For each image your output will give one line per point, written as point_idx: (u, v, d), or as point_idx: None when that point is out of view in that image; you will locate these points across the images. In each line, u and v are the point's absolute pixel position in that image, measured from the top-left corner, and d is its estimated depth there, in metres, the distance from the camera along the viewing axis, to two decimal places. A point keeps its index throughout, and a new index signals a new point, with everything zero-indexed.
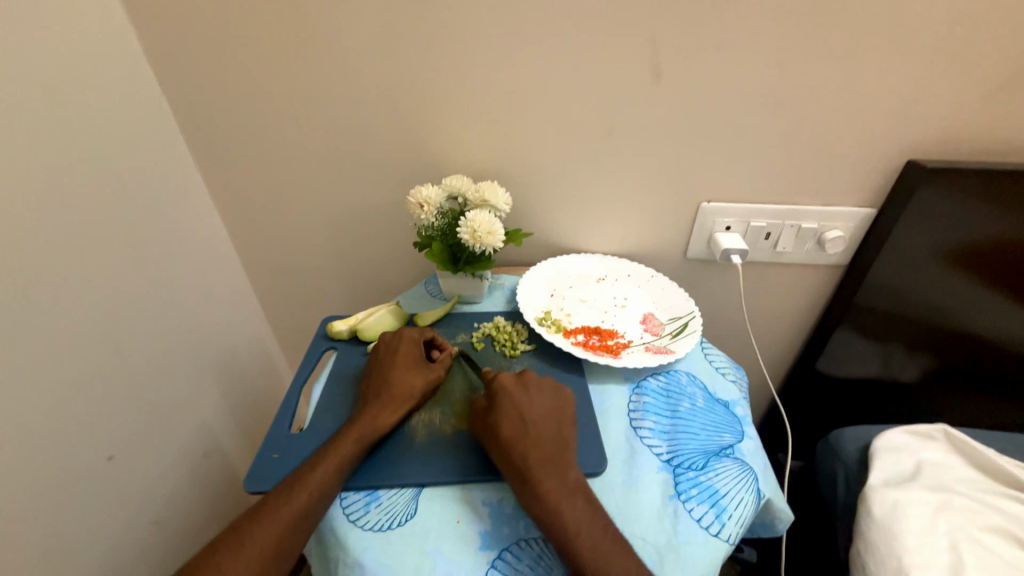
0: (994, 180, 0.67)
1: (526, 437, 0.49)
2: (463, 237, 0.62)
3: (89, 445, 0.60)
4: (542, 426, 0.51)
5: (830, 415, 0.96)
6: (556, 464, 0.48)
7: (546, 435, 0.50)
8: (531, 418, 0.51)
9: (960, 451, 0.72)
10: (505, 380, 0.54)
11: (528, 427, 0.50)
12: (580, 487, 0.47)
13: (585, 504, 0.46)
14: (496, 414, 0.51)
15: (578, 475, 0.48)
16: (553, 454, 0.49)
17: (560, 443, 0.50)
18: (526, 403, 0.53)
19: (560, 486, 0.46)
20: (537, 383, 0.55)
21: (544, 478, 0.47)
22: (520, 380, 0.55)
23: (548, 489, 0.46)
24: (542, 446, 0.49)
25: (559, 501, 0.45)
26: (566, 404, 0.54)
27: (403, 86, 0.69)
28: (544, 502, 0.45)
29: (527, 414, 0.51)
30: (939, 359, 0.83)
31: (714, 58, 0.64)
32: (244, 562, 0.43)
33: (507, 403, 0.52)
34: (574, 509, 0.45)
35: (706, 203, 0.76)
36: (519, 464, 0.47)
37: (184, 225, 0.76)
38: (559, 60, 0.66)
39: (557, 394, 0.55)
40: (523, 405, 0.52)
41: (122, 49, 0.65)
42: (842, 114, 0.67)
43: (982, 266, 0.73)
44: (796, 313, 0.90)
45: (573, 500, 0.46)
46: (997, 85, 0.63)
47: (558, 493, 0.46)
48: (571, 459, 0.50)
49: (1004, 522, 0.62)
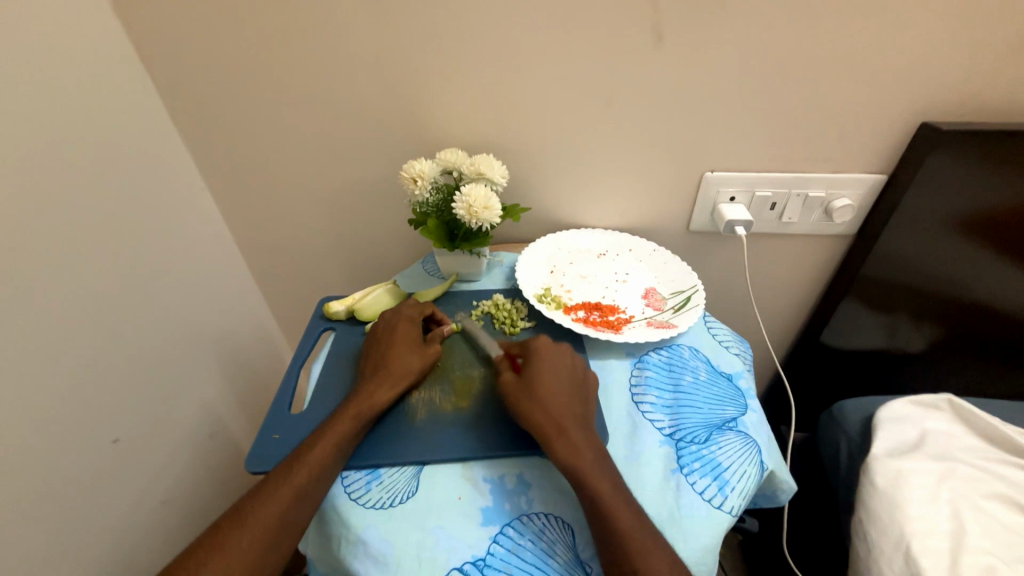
0: (1013, 143, 0.64)
1: (558, 397, 0.50)
2: (459, 213, 0.61)
3: (94, 432, 0.60)
4: (572, 388, 0.51)
5: (833, 387, 0.96)
6: (583, 423, 0.49)
7: (575, 396, 0.51)
8: (563, 379, 0.52)
9: (964, 420, 0.72)
10: (541, 344, 0.55)
11: (561, 388, 0.51)
12: (603, 448, 0.48)
13: (607, 463, 0.47)
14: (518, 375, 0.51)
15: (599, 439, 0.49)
16: (581, 414, 0.50)
17: (580, 404, 0.50)
18: (558, 366, 0.53)
19: (588, 444, 0.47)
20: (568, 350, 0.55)
21: (574, 434, 0.47)
22: (553, 345, 0.55)
23: (577, 445, 0.46)
24: (573, 406, 0.50)
25: (587, 457, 0.46)
26: (591, 372, 0.55)
27: (394, 56, 0.66)
28: (574, 456, 0.46)
29: (561, 376, 0.52)
30: (945, 329, 0.82)
31: (721, 17, 0.61)
32: (246, 540, 0.43)
33: (541, 363, 0.52)
34: (600, 465, 0.46)
35: (710, 173, 0.74)
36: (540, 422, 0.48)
37: (177, 208, 0.74)
38: (557, 23, 0.63)
39: (584, 362, 0.55)
40: (556, 368, 0.52)
41: (99, 22, 0.61)
42: (856, 75, 0.64)
43: (995, 233, 0.71)
44: (801, 285, 0.88)
45: (599, 458, 0.46)
46: (1021, 40, 0.60)
47: (586, 450, 0.46)
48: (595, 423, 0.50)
49: (1008, 490, 0.62)
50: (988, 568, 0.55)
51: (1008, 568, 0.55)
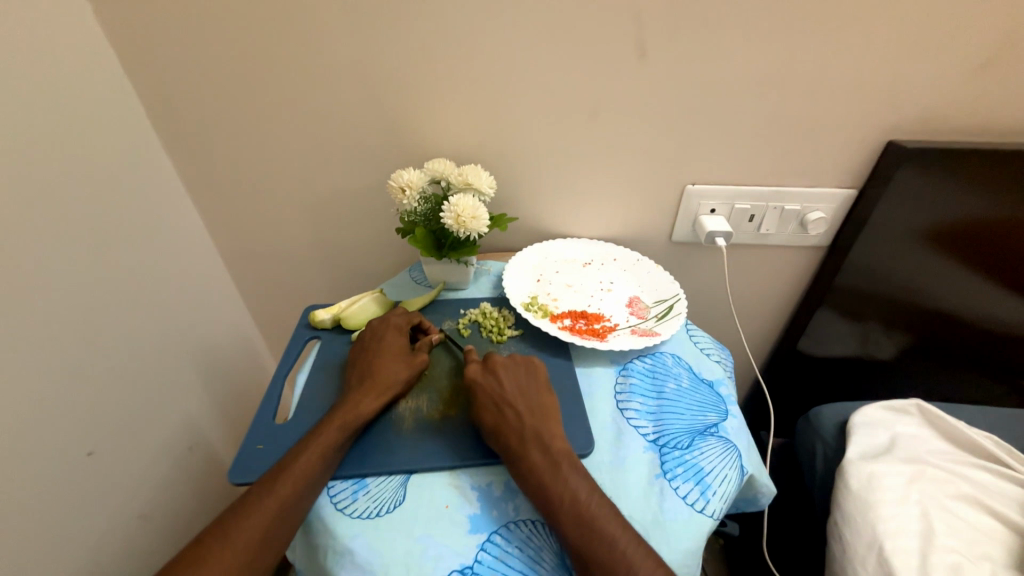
0: (970, 161, 0.68)
1: (503, 420, 0.50)
2: (447, 223, 0.61)
3: (67, 442, 0.58)
4: (518, 406, 0.51)
5: (810, 393, 0.99)
6: (535, 439, 0.49)
7: (522, 412, 0.51)
8: (506, 399, 0.52)
9: (931, 424, 0.75)
10: (472, 371, 0.55)
11: (504, 410, 0.51)
12: (564, 457, 0.47)
13: (572, 472, 0.46)
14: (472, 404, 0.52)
15: (563, 446, 0.49)
16: (534, 428, 0.50)
17: (540, 418, 0.51)
18: (499, 387, 0.53)
19: (543, 460, 0.47)
20: (504, 364, 0.55)
21: (525, 456, 0.47)
22: (486, 366, 0.55)
23: (531, 464, 0.47)
24: (520, 425, 0.50)
25: (543, 474, 0.46)
26: (538, 380, 0.55)
27: (382, 67, 0.67)
28: (528, 480, 0.46)
29: (501, 397, 0.52)
30: (913, 336, 0.86)
31: (700, 37, 0.63)
32: (229, 554, 0.42)
33: (480, 392, 0.53)
34: (559, 478, 0.46)
35: (691, 186, 0.76)
36: (500, 444, 0.49)
37: (159, 215, 0.73)
38: (543, 39, 0.64)
39: (528, 372, 0.55)
40: (496, 391, 0.53)
41: (82, 28, 0.61)
42: (826, 96, 0.67)
43: (957, 244, 0.75)
44: (779, 295, 0.91)
45: (558, 470, 0.46)
46: (975, 64, 0.64)
47: (542, 467, 0.46)
48: (554, 431, 0.50)
49: (972, 490, 0.65)
50: (955, 566, 0.57)
51: (973, 565, 0.58)
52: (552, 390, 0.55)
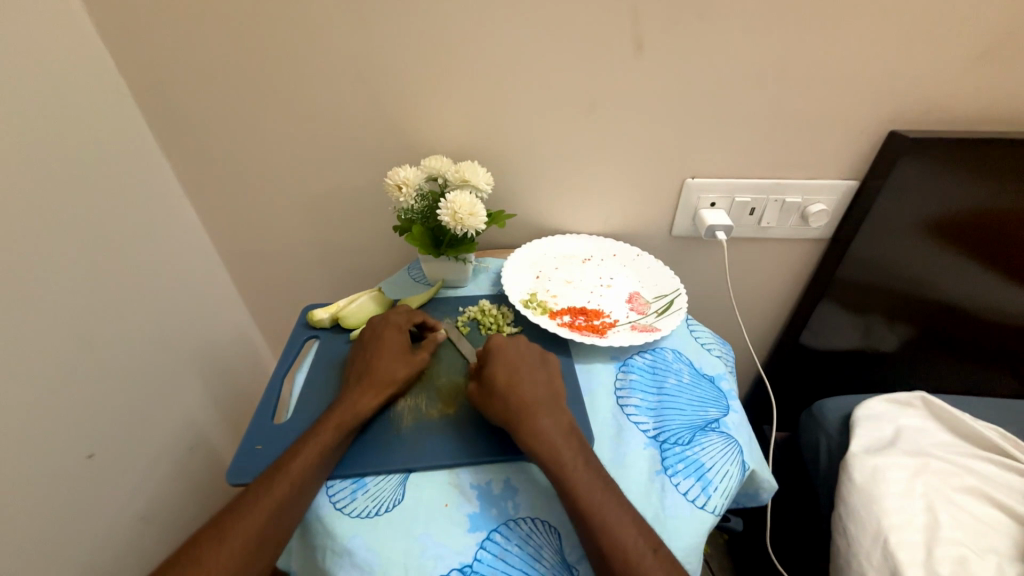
0: (974, 150, 0.67)
1: (521, 384, 0.52)
2: (444, 220, 0.61)
3: (67, 445, 0.58)
4: (535, 377, 0.53)
5: (813, 387, 0.98)
6: (550, 408, 0.50)
7: (539, 383, 0.53)
8: (525, 370, 0.54)
9: (935, 416, 0.74)
10: (499, 339, 0.56)
11: (524, 377, 0.52)
12: (573, 428, 0.49)
13: (580, 443, 0.48)
14: (491, 364, 0.53)
15: (571, 420, 0.51)
16: (548, 398, 0.51)
17: (554, 391, 0.53)
18: (521, 358, 0.55)
19: (556, 426, 0.49)
20: (529, 344, 0.58)
21: (541, 418, 0.49)
22: (511, 339, 0.57)
23: (545, 427, 0.48)
24: (537, 392, 0.51)
25: (555, 438, 0.47)
26: (554, 360, 0.57)
27: (377, 64, 0.66)
28: (541, 440, 0.47)
29: (522, 366, 0.54)
30: (917, 328, 0.85)
31: (698, 29, 0.62)
32: (227, 553, 0.42)
33: (503, 357, 0.54)
34: (569, 446, 0.47)
35: (691, 179, 0.76)
36: (513, 402, 0.50)
37: (156, 216, 0.73)
38: (540, 32, 0.64)
39: (547, 352, 0.57)
40: (518, 360, 0.54)
41: (74, 28, 0.60)
42: (827, 86, 0.67)
43: (961, 235, 0.74)
44: (780, 288, 0.91)
45: (569, 439, 0.48)
46: (980, 51, 0.63)
47: (555, 432, 0.48)
48: (564, 406, 0.52)
49: (977, 482, 0.65)
50: (961, 559, 0.57)
51: (978, 558, 0.57)
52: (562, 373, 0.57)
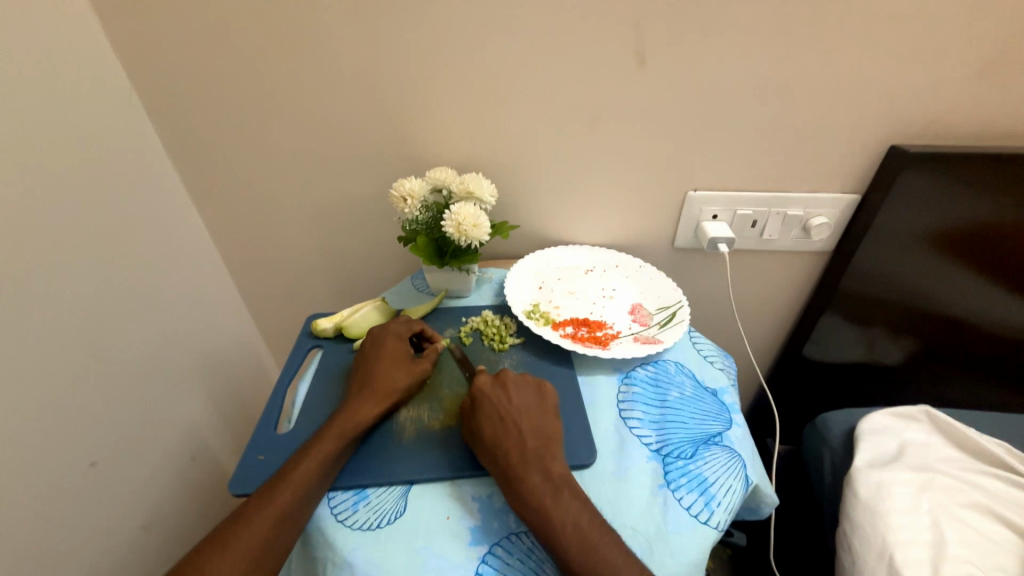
0: (975, 165, 0.67)
1: (506, 437, 0.49)
2: (449, 231, 0.61)
3: (71, 451, 0.59)
4: (523, 426, 0.50)
5: (817, 399, 0.98)
6: (540, 460, 0.48)
7: (526, 433, 0.50)
8: (512, 417, 0.51)
9: (941, 431, 0.74)
10: (483, 383, 0.53)
11: (509, 428, 0.50)
12: (565, 482, 0.47)
13: (573, 499, 0.45)
14: (476, 417, 0.51)
15: (564, 469, 0.48)
16: (537, 449, 0.49)
17: (543, 439, 0.50)
18: (506, 403, 0.52)
19: (545, 483, 0.46)
20: (515, 381, 0.54)
21: (527, 477, 0.46)
22: (497, 380, 0.54)
23: (533, 486, 0.46)
24: (524, 443, 0.49)
25: (544, 498, 0.45)
26: (547, 401, 0.53)
27: (384, 77, 0.68)
28: (528, 502, 0.45)
29: (507, 414, 0.51)
30: (921, 342, 0.85)
31: (699, 44, 0.64)
32: (228, 564, 0.42)
33: (486, 405, 0.51)
34: (560, 503, 0.45)
35: (693, 191, 0.76)
36: (500, 462, 0.47)
37: (163, 225, 0.74)
38: (544, 48, 0.65)
39: (537, 391, 0.54)
40: (503, 406, 0.51)
41: (88, 43, 0.62)
42: (826, 101, 0.67)
43: (964, 249, 0.74)
44: (783, 300, 0.91)
45: (559, 495, 0.45)
46: (978, 68, 0.64)
47: (544, 490, 0.46)
48: (556, 455, 0.49)
49: (984, 499, 0.64)
50: None
51: None
52: (558, 412, 0.54)
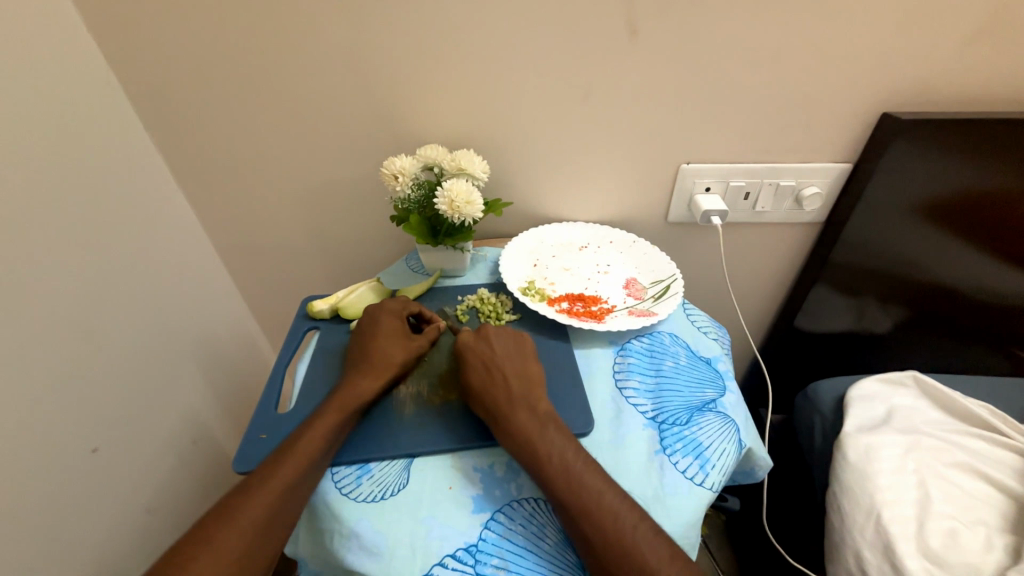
0: (964, 131, 0.67)
1: (490, 381, 0.51)
2: (442, 208, 0.61)
3: (73, 440, 0.59)
4: (506, 370, 0.52)
5: (808, 369, 1.00)
6: (525, 401, 0.50)
7: (510, 375, 0.52)
8: (495, 363, 0.53)
9: (927, 395, 0.76)
10: (466, 336, 0.56)
11: (492, 372, 0.52)
12: (550, 419, 0.49)
13: (558, 434, 0.48)
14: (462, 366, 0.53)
15: (550, 408, 0.50)
16: (522, 391, 0.51)
17: (527, 382, 0.52)
18: (488, 350, 0.54)
19: (530, 420, 0.48)
20: (496, 332, 0.56)
21: (513, 415, 0.48)
22: (479, 333, 0.56)
23: (519, 422, 0.48)
24: (509, 386, 0.51)
25: (531, 432, 0.47)
26: (524, 348, 0.55)
27: (369, 52, 0.66)
28: (516, 438, 0.47)
29: (490, 360, 0.53)
30: (909, 310, 0.86)
31: (691, 12, 0.62)
32: (235, 535, 0.43)
33: (470, 354, 0.54)
34: (547, 437, 0.47)
35: (686, 165, 0.76)
36: (487, 403, 0.50)
37: (152, 212, 0.72)
38: (533, 19, 0.63)
39: (516, 340, 0.56)
40: (485, 353, 0.54)
41: (62, 23, 0.59)
42: (820, 69, 0.67)
43: (953, 216, 0.75)
44: (776, 272, 0.92)
45: (545, 429, 0.48)
46: (971, 33, 0.63)
47: (529, 426, 0.48)
48: (541, 396, 0.51)
49: (968, 458, 0.66)
50: (951, 531, 0.59)
51: (968, 530, 0.59)
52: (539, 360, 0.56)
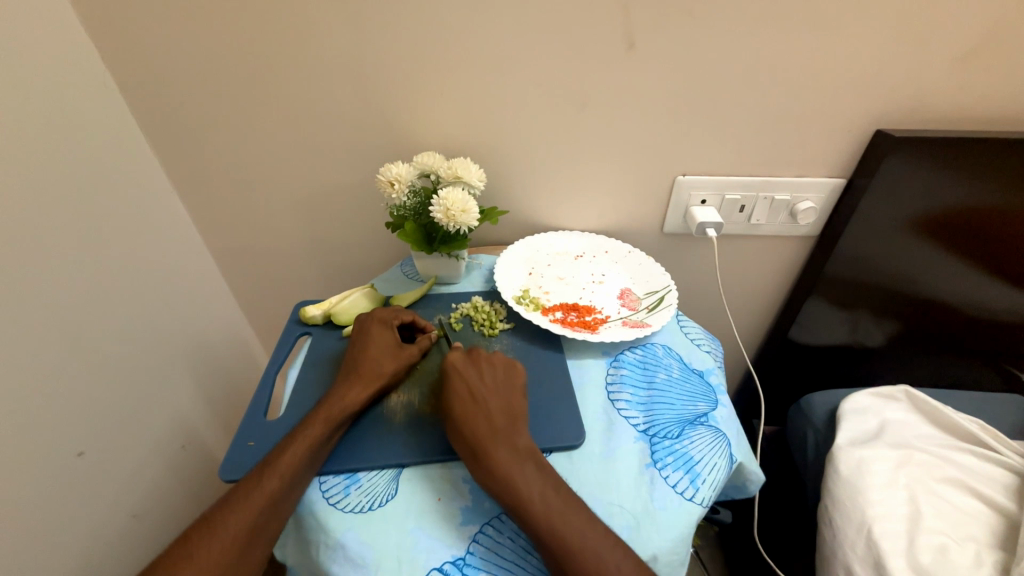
0: (958, 148, 0.68)
1: (474, 413, 0.50)
2: (437, 216, 0.61)
3: (59, 443, 0.58)
4: (491, 402, 0.51)
5: (801, 381, 1.00)
6: (506, 435, 0.49)
7: (495, 408, 0.51)
8: (480, 393, 0.52)
9: (919, 409, 0.76)
10: (455, 358, 0.55)
11: (477, 403, 0.51)
12: (531, 455, 0.48)
13: (536, 470, 0.47)
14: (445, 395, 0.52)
15: (530, 443, 0.49)
16: (504, 426, 0.49)
17: (510, 415, 0.51)
18: (476, 379, 0.53)
19: (511, 456, 0.47)
20: (487, 359, 0.55)
21: (495, 451, 0.47)
22: (470, 358, 0.55)
23: (499, 458, 0.47)
24: (491, 419, 0.49)
25: (510, 469, 0.46)
26: (516, 379, 0.54)
27: (368, 59, 0.66)
28: (495, 474, 0.46)
29: (476, 390, 0.52)
30: (902, 324, 0.87)
31: (687, 27, 0.63)
32: (218, 549, 0.42)
33: (457, 380, 0.53)
34: (525, 476, 0.46)
35: (682, 176, 0.76)
36: (467, 436, 0.48)
37: (147, 216, 0.72)
38: (532, 30, 0.64)
39: (506, 369, 0.55)
40: (472, 382, 0.53)
41: (62, 26, 0.59)
42: (814, 85, 0.67)
43: (945, 233, 0.76)
44: (770, 284, 0.92)
45: (525, 467, 0.46)
46: (963, 52, 0.64)
47: (509, 462, 0.46)
48: (523, 429, 0.50)
49: (959, 473, 0.66)
50: (941, 547, 0.59)
51: (958, 547, 0.59)
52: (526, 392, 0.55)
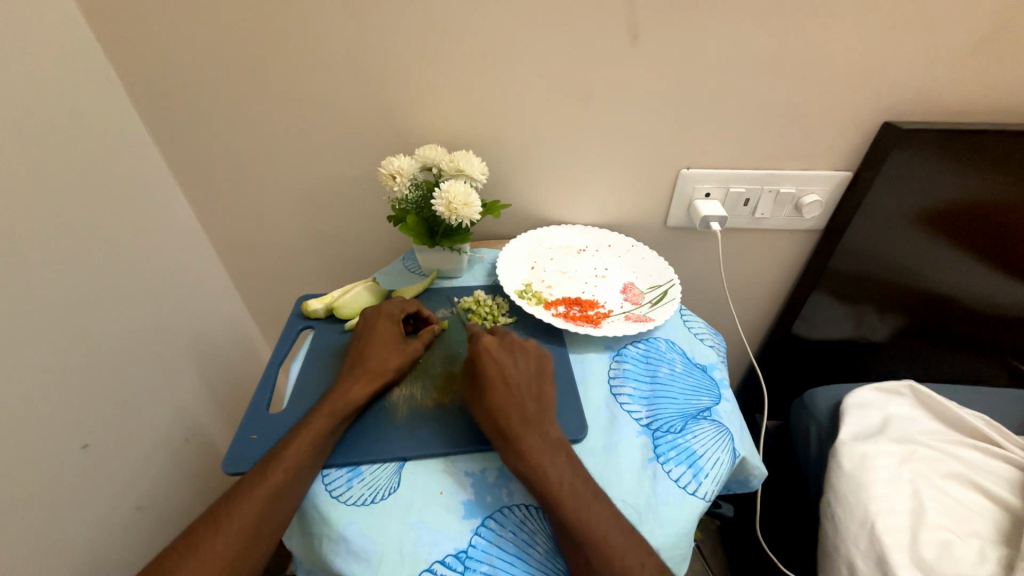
0: (967, 140, 0.67)
1: (508, 398, 0.50)
2: (439, 210, 0.60)
3: (64, 437, 0.58)
4: (523, 390, 0.51)
5: (804, 376, 1.00)
6: (539, 422, 0.49)
7: (527, 395, 0.51)
8: (514, 379, 0.52)
9: (924, 405, 0.75)
10: (489, 341, 0.54)
11: (512, 389, 0.51)
12: (562, 444, 0.48)
13: (566, 459, 0.47)
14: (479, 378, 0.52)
15: (559, 433, 0.49)
16: (537, 413, 0.49)
17: (542, 403, 0.51)
18: (509, 364, 0.53)
19: (543, 444, 0.47)
20: (520, 345, 0.55)
21: (528, 438, 0.47)
22: (503, 342, 0.55)
23: (531, 446, 0.47)
24: (524, 406, 0.49)
25: (541, 458, 0.46)
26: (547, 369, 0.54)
27: (369, 50, 0.65)
28: (527, 460, 0.46)
29: (509, 375, 0.51)
30: (908, 319, 0.86)
31: (693, 17, 0.62)
32: (224, 540, 0.42)
33: (491, 364, 0.52)
34: (557, 464, 0.46)
35: (686, 169, 0.76)
36: (501, 421, 0.48)
37: (150, 209, 0.72)
38: (535, 21, 0.63)
39: (540, 359, 0.54)
40: (506, 366, 0.52)
41: (62, 18, 0.59)
42: (821, 76, 0.66)
43: (953, 227, 0.75)
44: (774, 279, 0.91)
45: (556, 457, 0.46)
46: (974, 43, 0.63)
47: (541, 449, 0.47)
48: (553, 418, 0.50)
49: (964, 468, 0.66)
50: (945, 543, 0.58)
51: (961, 542, 0.59)
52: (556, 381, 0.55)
